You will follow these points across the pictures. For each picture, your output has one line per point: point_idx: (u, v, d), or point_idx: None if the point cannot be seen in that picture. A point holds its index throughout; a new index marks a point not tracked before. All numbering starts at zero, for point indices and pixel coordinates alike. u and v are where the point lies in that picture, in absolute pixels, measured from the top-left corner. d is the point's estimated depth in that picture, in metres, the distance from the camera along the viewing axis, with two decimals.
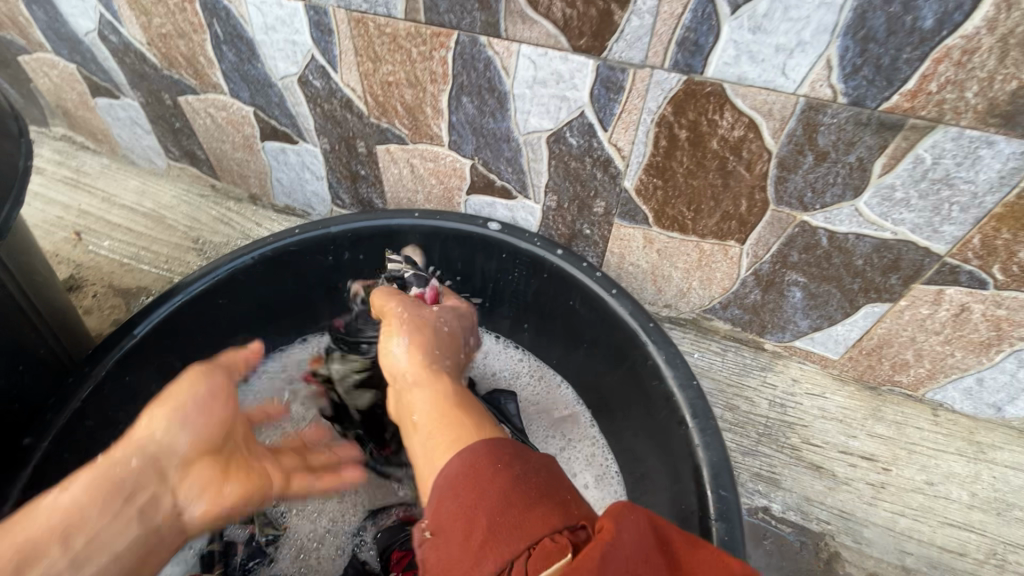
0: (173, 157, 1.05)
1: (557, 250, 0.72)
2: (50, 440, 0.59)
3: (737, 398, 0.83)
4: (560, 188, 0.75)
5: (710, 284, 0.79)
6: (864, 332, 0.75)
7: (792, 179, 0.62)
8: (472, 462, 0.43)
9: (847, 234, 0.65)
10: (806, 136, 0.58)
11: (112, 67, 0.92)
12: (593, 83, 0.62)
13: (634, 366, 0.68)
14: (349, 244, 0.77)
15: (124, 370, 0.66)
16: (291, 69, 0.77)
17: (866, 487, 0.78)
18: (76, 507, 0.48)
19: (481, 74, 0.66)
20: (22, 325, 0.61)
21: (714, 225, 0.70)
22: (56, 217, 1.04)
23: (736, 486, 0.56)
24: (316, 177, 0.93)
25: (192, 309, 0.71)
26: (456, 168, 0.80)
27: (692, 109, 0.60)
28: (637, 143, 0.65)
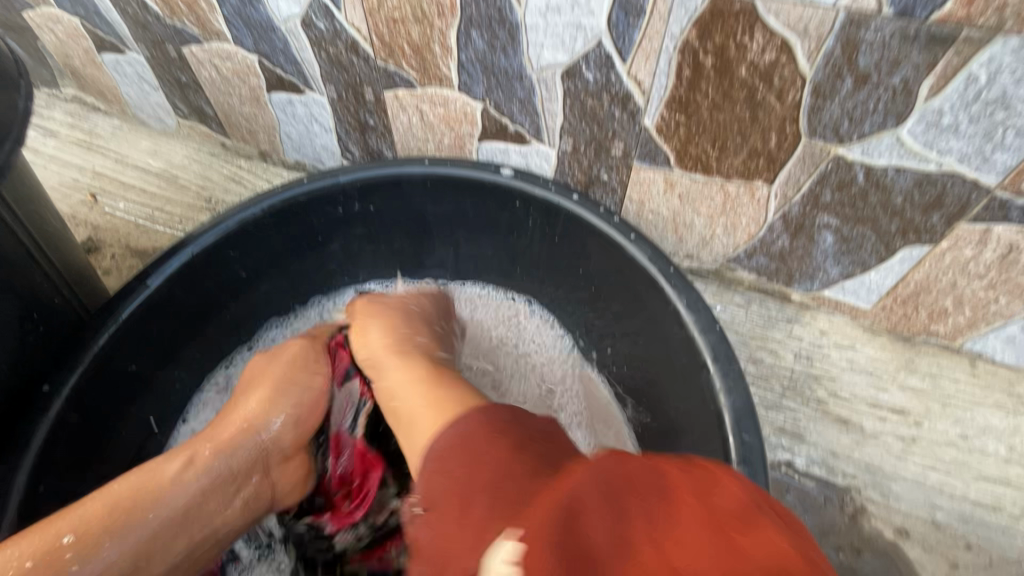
0: (182, 114, 1.03)
1: (572, 195, 0.69)
2: (70, 386, 0.60)
3: (761, 350, 0.80)
4: (576, 130, 0.71)
5: (735, 231, 0.75)
6: (900, 278, 0.71)
7: (828, 108, 0.57)
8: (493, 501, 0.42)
9: (886, 168, 0.60)
10: (845, 56, 0.53)
11: (115, 19, 0.90)
12: (611, 7, 0.57)
13: (653, 314, 0.65)
14: (358, 194, 0.75)
15: (140, 321, 0.66)
16: (293, 10, 0.74)
17: (896, 441, 0.75)
18: (173, 501, 0.57)
19: (490, 5, 0.62)
20: (36, 275, 0.60)
21: (740, 163, 0.66)
22: (71, 178, 1.04)
23: (760, 431, 0.54)
24: (324, 129, 0.90)
25: (204, 261, 0.70)
26: (467, 113, 0.76)
27: (718, 32, 0.55)
28: (658, 75, 0.61)
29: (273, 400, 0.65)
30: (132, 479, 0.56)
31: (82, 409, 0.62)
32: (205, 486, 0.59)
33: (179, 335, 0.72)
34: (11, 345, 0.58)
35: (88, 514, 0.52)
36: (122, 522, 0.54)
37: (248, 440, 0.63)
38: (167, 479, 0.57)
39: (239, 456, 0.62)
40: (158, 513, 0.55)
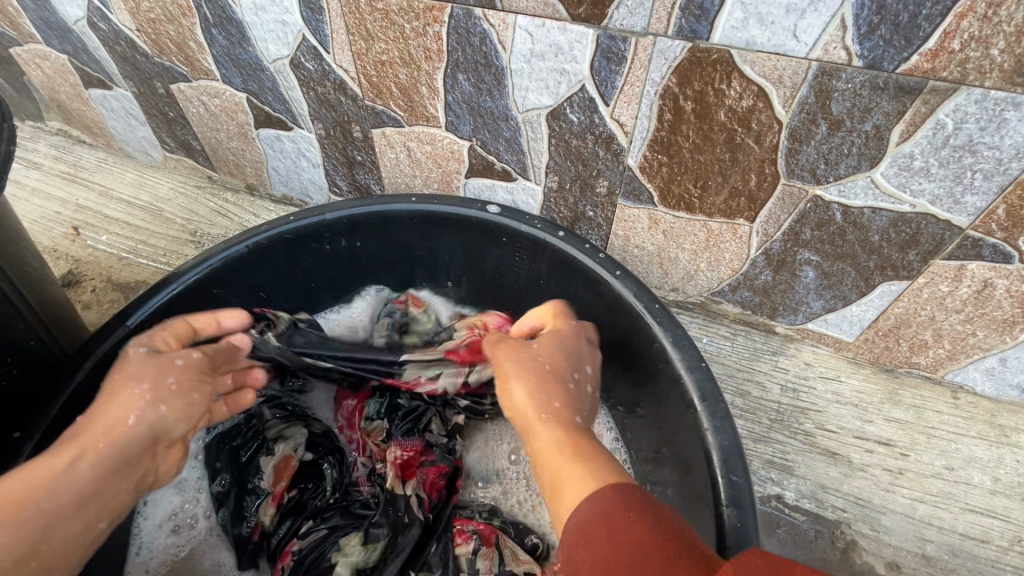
0: (169, 149, 1.03)
1: (558, 232, 0.70)
2: (43, 432, 0.57)
3: (748, 383, 0.80)
4: (561, 168, 0.73)
5: (719, 266, 0.76)
6: (880, 312, 0.72)
7: (804, 151, 0.59)
8: (603, 513, 0.40)
9: (862, 208, 0.62)
10: (819, 103, 0.55)
11: (104, 56, 0.90)
12: (594, 54, 0.59)
13: (640, 350, 0.66)
14: (345, 230, 0.75)
15: (117, 361, 0.64)
16: (282, 52, 0.75)
17: (883, 473, 0.75)
18: (64, 502, 0.45)
19: (476, 49, 0.64)
20: (11, 316, 0.59)
21: (722, 202, 0.68)
22: (53, 211, 1.02)
23: (748, 472, 0.54)
24: (312, 164, 0.91)
25: (186, 298, 0.69)
26: (454, 151, 0.77)
27: (697, 79, 0.57)
28: (640, 118, 0.63)
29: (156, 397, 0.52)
30: (15, 481, 0.44)
31: None
32: (99, 464, 0.48)
33: None
34: None
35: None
36: (12, 544, 0.42)
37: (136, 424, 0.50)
38: (59, 472, 0.45)
39: (121, 456, 0.49)
40: (53, 541, 0.44)
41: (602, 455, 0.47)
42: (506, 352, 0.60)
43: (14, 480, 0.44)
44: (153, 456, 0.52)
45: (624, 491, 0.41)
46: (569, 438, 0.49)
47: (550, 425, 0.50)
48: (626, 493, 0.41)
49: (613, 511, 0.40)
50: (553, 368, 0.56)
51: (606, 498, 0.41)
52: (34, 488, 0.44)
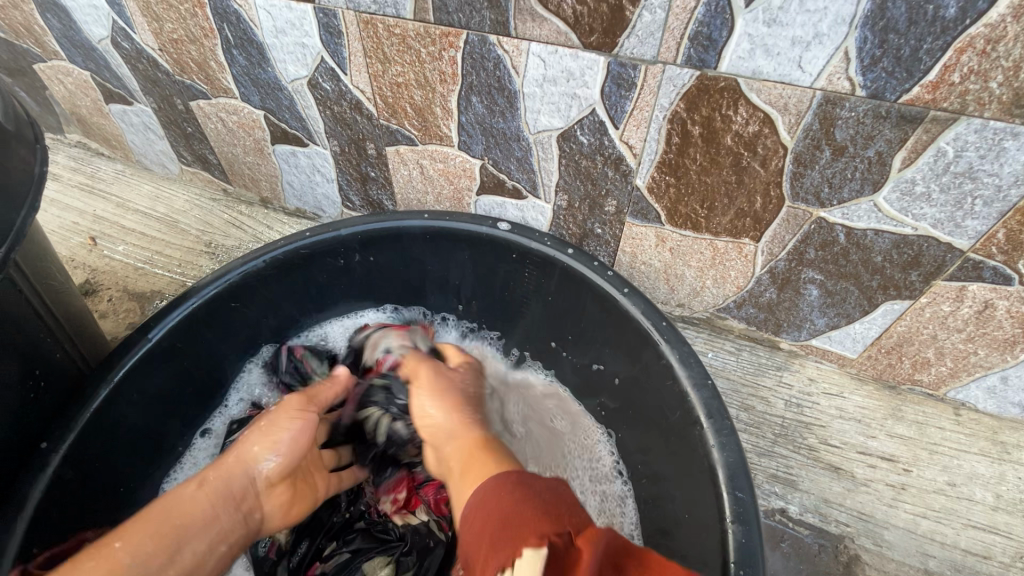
0: (185, 162, 1.05)
1: (567, 249, 0.72)
2: (68, 444, 0.59)
3: (753, 398, 0.82)
4: (571, 187, 0.74)
5: (725, 283, 0.78)
6: (883, 330, 0.74)
7: (809, 175, 0.61)
8: (486, 494, 0.47)
9: (865, 230, 0.63)
10: (823, 129, 0.56)
11: (125, 73, 0.93)
12: (605, 80, 0.61)
13: (647, 366, 0.67)
14: (359, 246, 0.77)
15: (139, 373, 0.66)
16: (300, 72, 0.77)
17: (886, 488, 0.76)
18: (195, 528, 0.54)
19: (490, 74, 0.66)
20: (40, 329, 0.61)
21: (728, 222, 0.69)
22: (71, 222, 1.05)
23: (753, 488, 0.55)
24: (326, 179, 0.93)
25: (205, 312, 0.71)
26: (466, 169, 0.79)
27: (705, 105, 0.59)
28: (649, 140, 0.65)
29: (274, 439, 0.61)
30: (167, 506, 0.55)
31: (78, 464, 0.61)
32: (211, 497, 0.57)
33: (177, 385, 0.72)
34: (11, 403, 0.57)
35: (139, 532, 0.52)
36: (156, 562, 0.51)
37: (253, 464, 0.59)
38: (187, 509, 0.55)
39: (227, 491, 0.57)
40: (185, 554, 0.53)
41: (502, 459, 0.55)
42: (427, 372, 0.69)
43: (158, 510, 0.54)
44: (258, 495, 0.59)
45: (508, 478, 0.48)
46: (474, 447, 0.58)
47: (461, 428, 0.61)
48: (508, 479, 0.48)
49: (500, 490, 0.46)
50: (446, 380, 0.68)
51: (488, 488, 0.48)
52: (175, 518, 0.54)
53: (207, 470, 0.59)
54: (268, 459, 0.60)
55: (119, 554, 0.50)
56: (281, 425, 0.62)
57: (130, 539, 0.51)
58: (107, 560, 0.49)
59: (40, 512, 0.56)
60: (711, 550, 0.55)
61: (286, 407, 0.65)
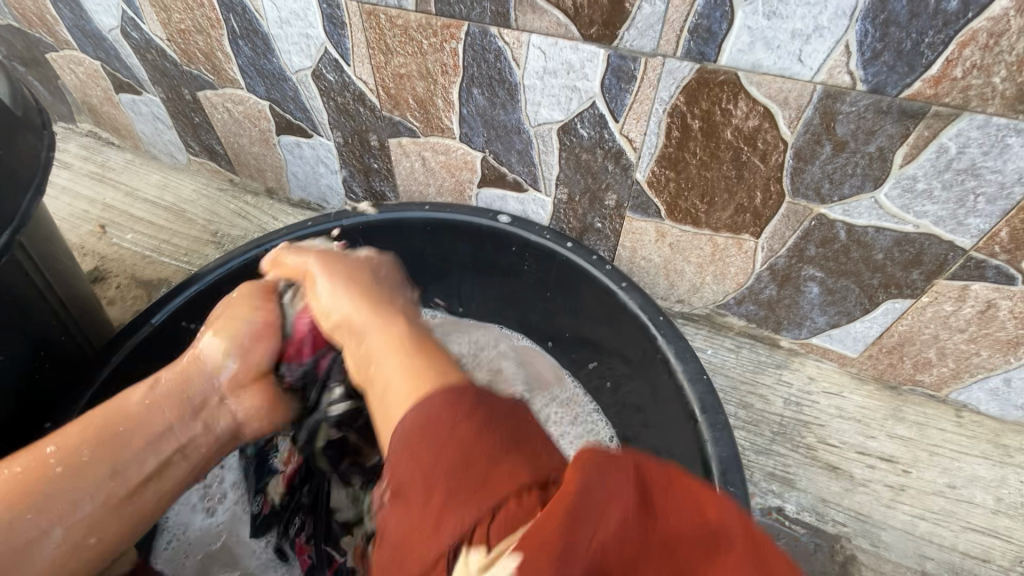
0: (193, 152, 1.07)
1: (566, 243, 0.72)
2: (71, 425, 0.61)
3: (751, 396, 0.81)
4: (571, 180, 0.74)
5: (725, 279, 0.78)
6: (884, 329, 0.73)
7: (809, 170, 0.60)
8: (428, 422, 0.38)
9: (866, 227, 0.63)
10: (824, 124, 0.56)
11: (135, 63, 0.94)
12: (604, 72, 0.61)
13: (643, 360, 0.67)
14: (360, 236, 0.78)
15: (141, 358, 0.67)
16: (304, 63, 0.78)
17: (884, 489, 0.75)
18: (142, 428, 0.54)
19: (491, 66, 0.66)
20: (45, 313, 0.62)
21: (728, 218, 0.69)
22: (82, 210, 1.07)
23: (746, 483, 0.55)
24: (330, 170, 0.94)
25: (208, 298, 0.72)
26: (467, 161, 0.80)
27: (705, 99, 0.59)
28: (649, 134, 0.64)
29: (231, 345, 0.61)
30: (108, 410, 0.54)
31: None
32: (171, 391, 0.58)
33: (180, 370, 0.73)
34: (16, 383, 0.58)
35: (75, 434, 0.51)
36: (94, 455, 0.51)
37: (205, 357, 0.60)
38: (137, 398, 0.56)
39: (183, 394, 0.58)
40: (128, 464, 0.52)
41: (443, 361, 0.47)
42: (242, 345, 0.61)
43: (99, 409, 0.54)
44: (223, 393, 0.60)
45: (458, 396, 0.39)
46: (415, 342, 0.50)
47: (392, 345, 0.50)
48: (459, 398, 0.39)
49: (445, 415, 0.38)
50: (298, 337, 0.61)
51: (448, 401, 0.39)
52: (118, 404, 0.55)
53: (161, 372, 0.59)
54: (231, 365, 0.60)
55: (50, 460, 0.49)
56: (241, 312, 0.62)
57: (65, 442, 0.50)
58: (38, 463, 0.49)
59: None
60: None
61: (237, 299, 0.64)
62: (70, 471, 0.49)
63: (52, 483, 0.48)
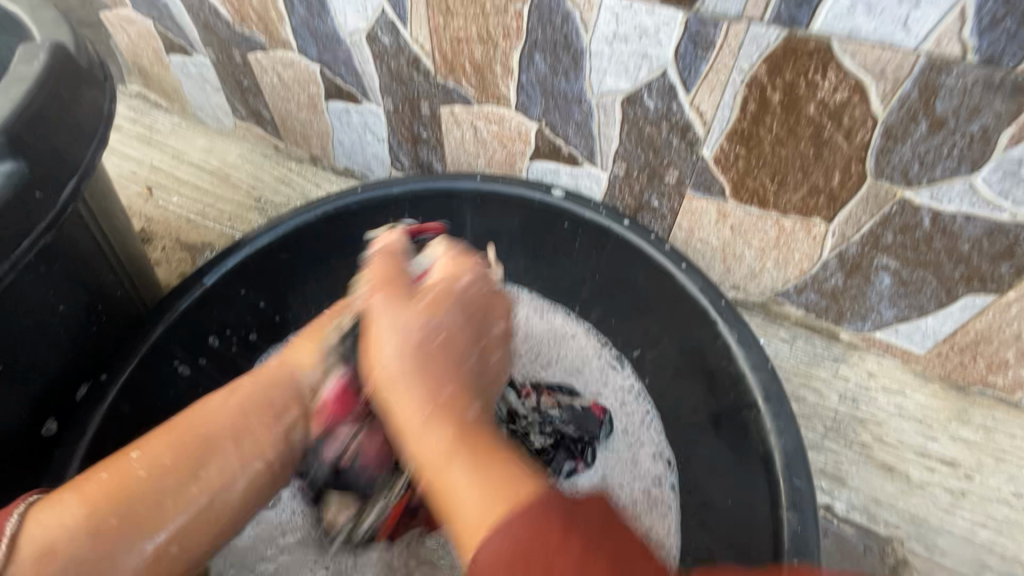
0: (239, 116, 1.06)
1: (623, 220, 0.69)
2: (125, 377, 0.61)
3: (804, 389, 0.78)
4: (631, 155, 0.71)
5: (786, 266, 0.74)
6: (959, 326, 0.69)
7: (898, 150, 0.56)
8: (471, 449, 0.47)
9: (955, 214, 0.58)
10: (922, 99, 0.52)
11: (187, 23, 0.93)
12: (681, 38, 0.57)
13: (700, 345, 0.65)
14: (409, 206, 0.76)
15: (193, 317, 0.67)
16: (360, 24, 0.75)
17: (944, 493, 0.72)
18: (217, 429, 0.56)
19: (557, 30, 0.63)
20: (102, 267, 0.62)
21: (799, 200, 0.65)
22: (130, 170, 1.08)
23: (811, 477, 0.52)
24: (377, 138, 0.92)
25: (258, 262, 0.72)
26: (522, 132, 0.77)
27: (790, 69, 0.55)
28: (722, 107, 0.61)
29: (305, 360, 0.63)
30: (188, 417, 0.56)
31: (134, 398, 0.63)
32: (244, 406, 0.58)
33: (229, 332, 0.74)
34: (75, 336, 0.59)
35: (159, 441, 0.53)
36: (179, 460, 0.52)
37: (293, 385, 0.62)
38: (219, 411, 0.57)
39: (271, 399, 0.60)
40: (210, 461, 0.54)
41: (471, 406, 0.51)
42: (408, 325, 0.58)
43: (185, 418, 0.56)
44: (304, 411, 0.62)
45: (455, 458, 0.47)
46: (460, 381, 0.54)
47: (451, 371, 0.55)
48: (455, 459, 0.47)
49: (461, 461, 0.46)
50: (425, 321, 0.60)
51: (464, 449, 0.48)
52: (201, 423, 0.56)
53: (244, 380, 0.61)
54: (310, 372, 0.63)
55: (135, 464, 0.51)
56: (309, 346, 0.64)
57: (150, 450, 0.52)
58: (124, 470, 0.50)
59: (98, 440, 0.59)
60: (762, 534, 0.54)
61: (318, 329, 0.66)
62: (153, 476, 0.51)
63: (139, 485, 0.50)
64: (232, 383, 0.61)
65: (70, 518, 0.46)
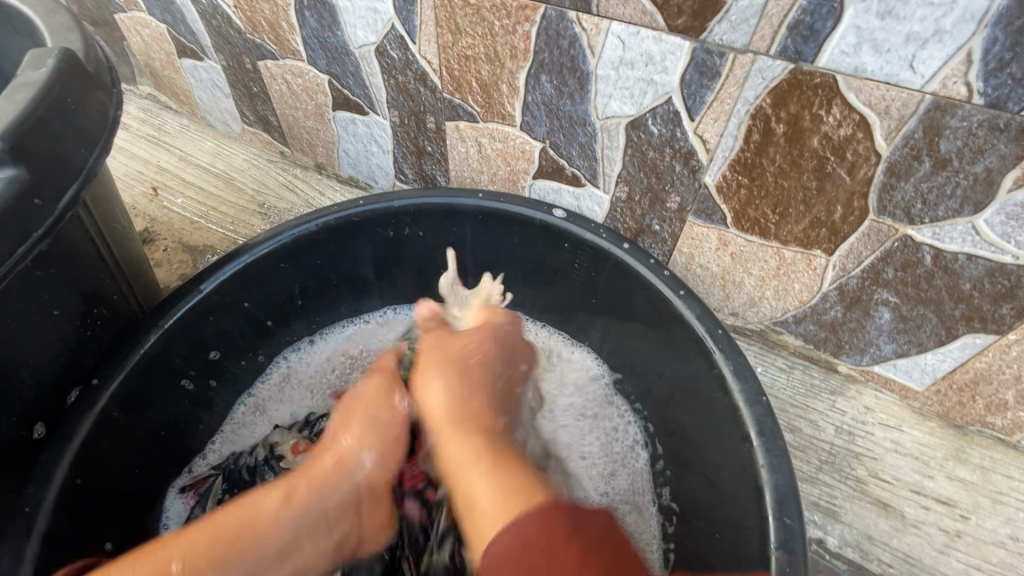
0: (247, 121, 1.07)
1: (623, 243, 0.69)
2: (117, 382, 0.61)
3: (801, 419, 0.77)
4: (633, 178, 0.71)
5: (786, 296, 0.73)
6: (959, 364, 0.68)
7: (901, 188, 0.56)
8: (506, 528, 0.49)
9: (957, 253, 0.58)
10: (926, 139, 0.52)
11: (200, 29, 0.95)
12: (686, 67, 0.57)
13: (696, 374, 0.64)
14: (410, 219, 0.76)
15: (189, 323, 0.67)
16: (369, 38, 0.76)
17: (939, 533, 0.70)
18: (265, 544, 0.55)
19: (564, 53, 0.63)
20: (100, 270, 0.62)
21: (801, 231, 0.65)
22: (136, 170, 1.08)
23: (803, 516, 0.52)
24: (382, 150, 0.92)
25: (256, 270, 0.71)
26: (526, 151, 0.77)
27: (795, 102, 0.55)
28: (726, 136, 0.61)
29: (367, 438, 0.65)
30: (208, 531, 0.53)
31: (126, 403, 0.63)
32: (284, 495, 0.58)
33: (225, 339, 0.73)
34: (67, 340, 0.58)
35: (198, 546, 0.52)
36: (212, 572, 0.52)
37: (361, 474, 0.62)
38: (270, 514, 0.56)
39: (325, 504, 0.59)
40: (246, 570, 0.53)
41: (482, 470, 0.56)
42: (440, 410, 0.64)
43: (229, 513, 0.56)
44: (360, 500, 0.61)
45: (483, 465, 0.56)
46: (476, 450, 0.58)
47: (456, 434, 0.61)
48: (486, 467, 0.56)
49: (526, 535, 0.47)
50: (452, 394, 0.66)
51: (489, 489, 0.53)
52: (241, 521, 0.55)
53: (297, 483, 0.60)
54: (372, 463, 0.64)
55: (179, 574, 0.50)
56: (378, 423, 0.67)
57: (192, 559, 0.51)
58: None
59: (86, 446, 0.58)
60: (749, 568, 0.53)
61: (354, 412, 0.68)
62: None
63: None
64: (291, 485, 0.59)
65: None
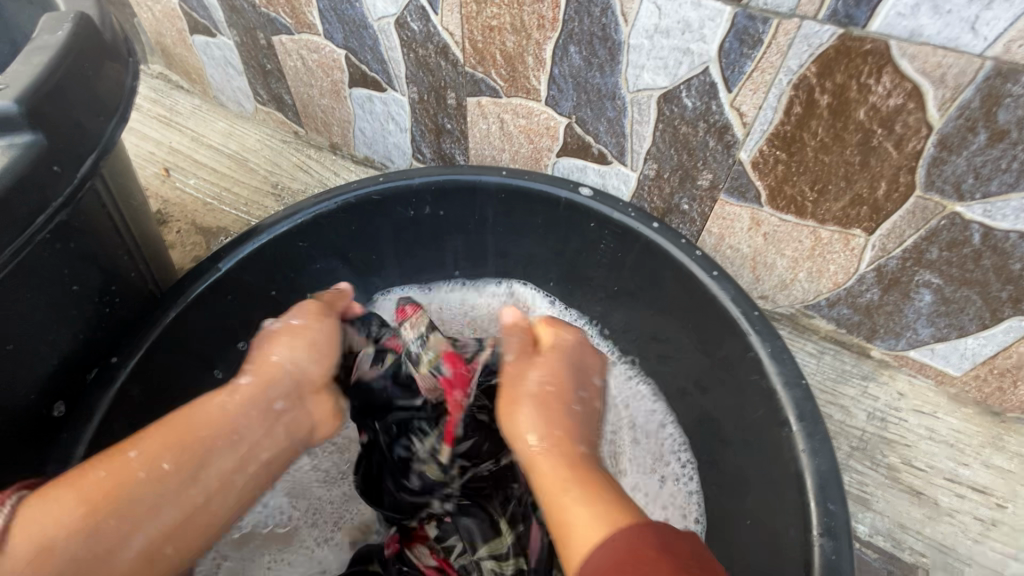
0: (260, 100, 1.05)
1: (652, 222, 0.66)
2: (136, 362, 0.60)
3: (831, 406, 0.75)
4: (663, 155, 0.69)
5: (820, 278, 0.71)
6: (1001, 349, 0.66)
7: (952, 162, 0.53)
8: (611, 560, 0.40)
9: (1008, 232, 0.56)
10: (984, 108, 0.49)
11: (213, 3, 0.92)
12: (726, 34, 0.54)
13: (729, 356, 0.62)
14: (431, 198, 0.74)
15: (209, 302, 0.66)
16: (389, 10, 0.74)
17: (974, 522, 0.68)
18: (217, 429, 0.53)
19: (595, 21, 0.60)
20: (118, 247, 0.60)
21: (840, 209, 0.62)
22: (148, 150, 1.06)
23: (846, 502, 0.50)
24: (400, 128, 0.90)
25: (275, 249, 0.70)
26: (550, 127, 0.74)
27: (842, 70, 0.52)
28: (765, 108, 0.58)
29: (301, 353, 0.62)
30: (182, 418, 0.53)
31: (146, 384, 0.62)
32: (249, 402, 0.56)
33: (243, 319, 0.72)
34: (86, 316, 0.57)
35: (157, 440, 0.50)
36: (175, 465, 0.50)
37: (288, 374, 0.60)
38: (219, 414, 0.55)
39: (264, 395, 0.58)
40: (209, 468, 0.52)
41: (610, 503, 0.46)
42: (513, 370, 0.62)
43: (184, 416, 0.53)
44: (300, 397, 0.60)
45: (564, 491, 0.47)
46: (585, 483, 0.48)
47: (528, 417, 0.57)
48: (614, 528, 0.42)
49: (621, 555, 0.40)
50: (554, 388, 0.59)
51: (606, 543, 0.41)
52: (199, 427, 0.53)
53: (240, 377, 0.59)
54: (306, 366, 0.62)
55: (136, 465, 0.48)
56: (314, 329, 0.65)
57: (148, 448, 0.50)
58: (123, 468, 0.48)
59: (106, 425, 0.57)
60: (791, 558, 0.52)
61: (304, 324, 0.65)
62: (156, 483, 0.49)
63: (136, 488, 0.48)
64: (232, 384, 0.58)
65: (70, 521, 0.44)
